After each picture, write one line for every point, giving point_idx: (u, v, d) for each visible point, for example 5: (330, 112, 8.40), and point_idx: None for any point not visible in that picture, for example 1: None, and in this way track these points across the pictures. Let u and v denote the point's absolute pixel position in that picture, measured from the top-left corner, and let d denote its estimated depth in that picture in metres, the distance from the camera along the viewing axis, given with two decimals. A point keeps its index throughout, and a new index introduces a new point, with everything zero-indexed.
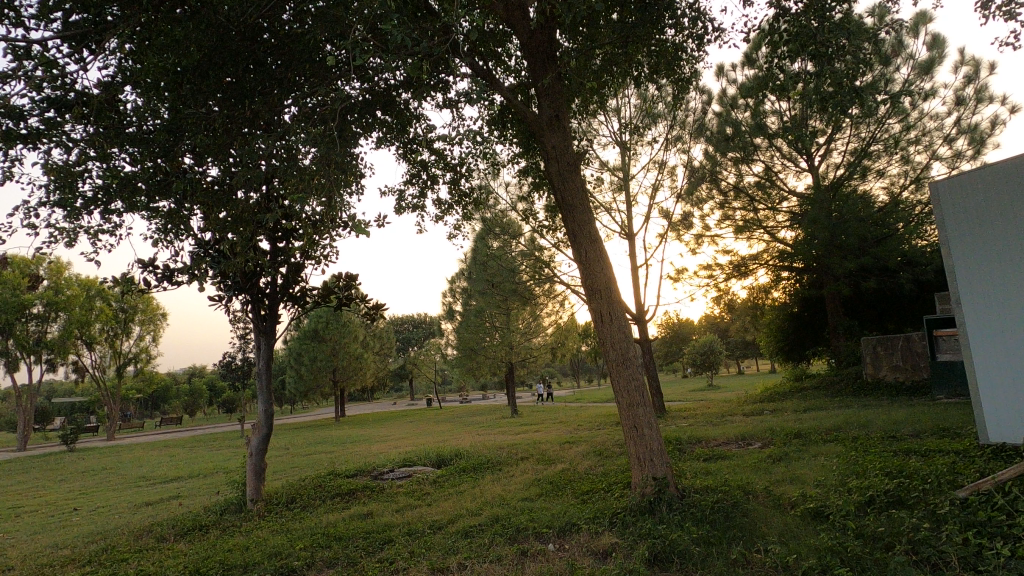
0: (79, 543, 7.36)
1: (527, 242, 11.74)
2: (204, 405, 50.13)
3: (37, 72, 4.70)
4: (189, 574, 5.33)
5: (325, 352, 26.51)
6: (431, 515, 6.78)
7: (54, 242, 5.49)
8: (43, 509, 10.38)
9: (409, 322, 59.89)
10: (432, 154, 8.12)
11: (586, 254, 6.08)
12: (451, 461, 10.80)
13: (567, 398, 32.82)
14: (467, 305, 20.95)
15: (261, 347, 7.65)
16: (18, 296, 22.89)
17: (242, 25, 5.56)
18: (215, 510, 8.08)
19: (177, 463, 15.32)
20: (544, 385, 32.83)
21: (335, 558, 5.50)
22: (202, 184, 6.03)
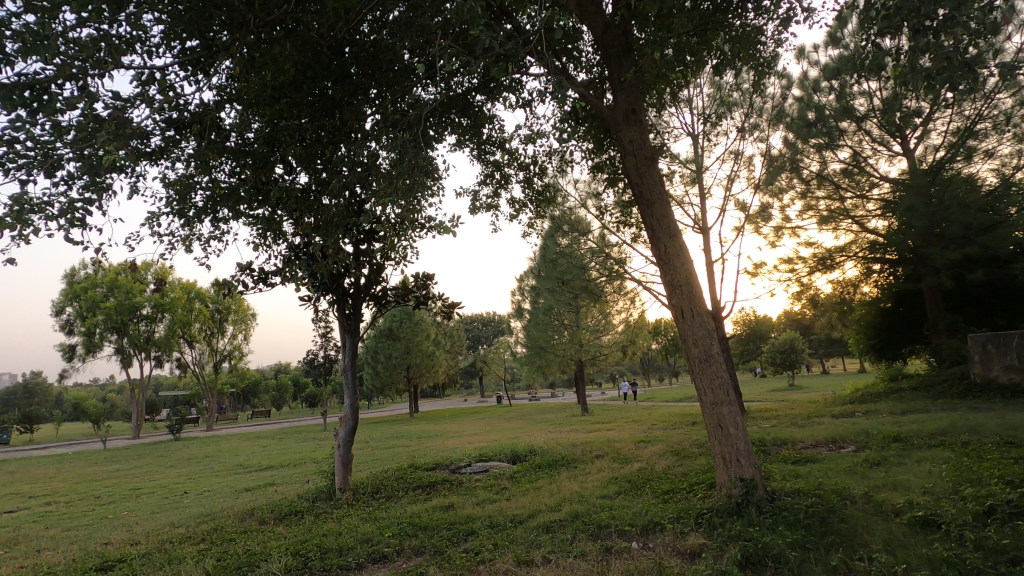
0: (193, 523, 8.08)
1: (597, 239, 11.65)
2: (289, 400, 53.32)
3: (158, 95, 5.18)
4: (291, 554, 5.75)
5: (399, 350, 27.51)
6: (510, 509, 6.90)
7: (171, 249, 6.06)
8: (159, 491, 11.48)
9: (478, 321, 60.79)
10: (505, 155, 8.26)
11: (665, 249, 5.99)
12: (526, 458, 10.92)
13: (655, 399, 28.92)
14: (537, 303, 21.07)
15: (346, 344, 8.07)
16: (131, 299, 25.47)
17: (332, 41, 5.85)
18: (308, 498, 8.63)
19: (269, 454, 16.43)
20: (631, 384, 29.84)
21: (423, 547, 5.74)
22: (294, 191, 6.46)
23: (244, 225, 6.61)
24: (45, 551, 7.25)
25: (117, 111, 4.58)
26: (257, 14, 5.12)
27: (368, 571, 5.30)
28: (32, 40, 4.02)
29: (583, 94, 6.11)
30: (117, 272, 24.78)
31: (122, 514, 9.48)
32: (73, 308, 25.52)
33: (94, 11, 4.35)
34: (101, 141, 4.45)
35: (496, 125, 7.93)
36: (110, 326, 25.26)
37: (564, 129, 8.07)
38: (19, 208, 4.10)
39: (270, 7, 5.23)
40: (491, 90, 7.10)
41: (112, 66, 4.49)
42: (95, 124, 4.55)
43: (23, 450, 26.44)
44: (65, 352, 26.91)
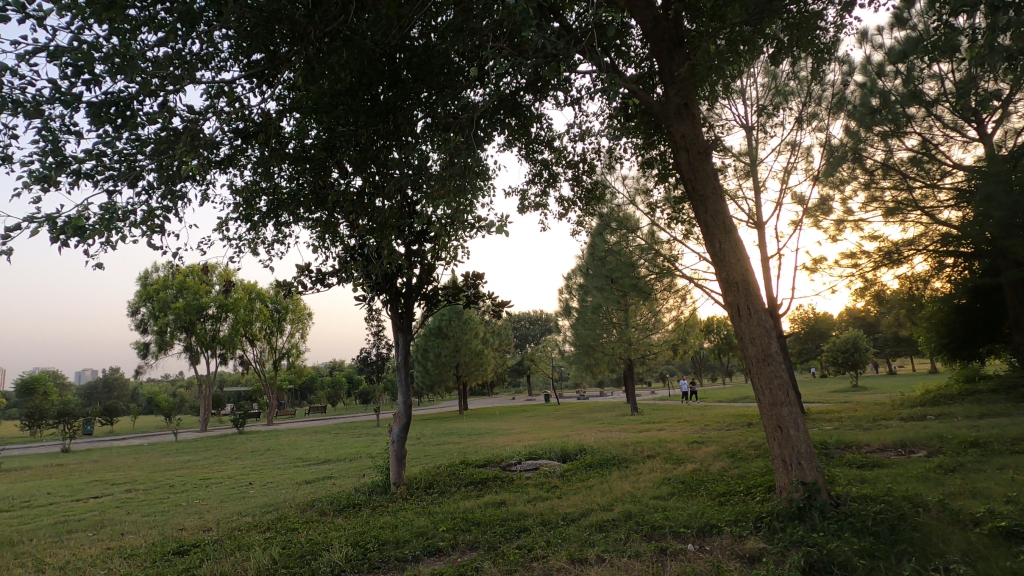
0: (258, 512, 8.50)
1: (646, 236, 11.46)
2: (344, 396, 55.09)
3: (226, 107, 5.47)
4: (351, 544, 5.97)
5: (448, 348, 27.96)
6: (562, 507, 6.91)
7: (238, 252, 6.42)
8: (226, 482, 12.11)
9: (526, 320, 60.93)
10: (553, 154, 8.26)
11: (720, 246, 5.84)
12: (575, 456, 10.89)
13: (710, 399, 28.07)
14: (585, 301, 20.96)
15: (399, 343, 8.27)
16: (198, 299, 27.00)
17: (385, 47, 5.98)
18: (365, 491, 8.91)
19: (326, 448, 17.05)
20: (687, 384, 28.95)
21: (476, 542, 5.84)
22: (350, 195, 6.68)
23: (303, 228, 6.90)
24: (127, 534, 7.80)
25: (192, 123, 4.88)
26: (317, 25, 5.27)
27: (424, 564, 5.43)
28: (118, 60, 4.34)
29: (633, 90, 6.02)
30: (185, 274, 26.27)
31: (193, 502, 10.08)
32: (146, 308, 27.25)
33: (171, 31, 4.64)
34: (179, 152, 4.77)
35: (544, 123, 7.93)
36: (180, 325, 26.83)
37: (613, 125, 7.98)
38: (108, 216, 4.44)
39: (328, 18, 5.36)
40: (539, 89, 7.09)
41: (187, 82, 4.78)
42: (173, 136, 4.86)
43: (105, 440, 28.50)
44: (140, 349, 28.78)
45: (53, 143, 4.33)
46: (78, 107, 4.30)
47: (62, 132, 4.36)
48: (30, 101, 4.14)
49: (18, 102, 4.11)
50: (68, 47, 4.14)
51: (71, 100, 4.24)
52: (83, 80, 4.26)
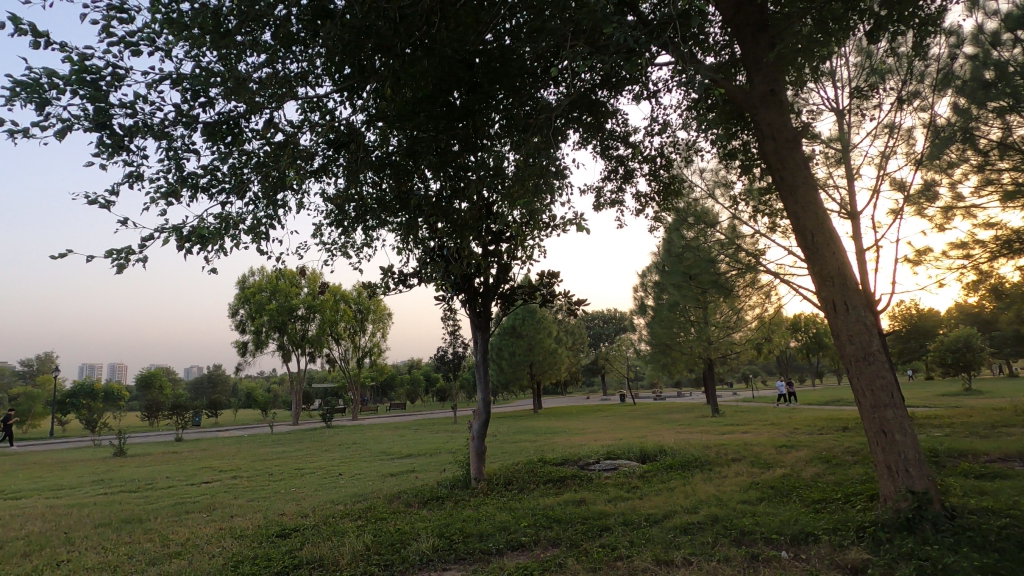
0: (349, 502, 8.99)
1: (727, 229, 10.98)
2: (422, 394, 56.96)
3: (319, 119, 5.85)
4: (437, 535, 6.20)
5: (522, 347, 28.18)
6: (644, 507, 6.82)
7: (330, 256, 6.84)
8: (319, 472, 12.92)
9: (600, 318, 60.26)
10: (628, 148, 8.13)
11: (812, 239, 5.52)
12: (655, 457, 10.66)
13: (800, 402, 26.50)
14: (661, 298, 20.46)
15: (477, 341, 8.46)
16: (289, 301, 28.94)
17: (464, 54, 6.12)
18: (447, 484, 9.20)
19: (408, 442, 17.74)
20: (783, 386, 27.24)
21: (559, 539, 5.87)
22: (430, 199, 6.92)
23: (387, 232, 7.23)
24: (236, 517, 8.52)
25: (292, 137, 5.27)
26: (402, 37, 5.54)
27: (508, 557, 5.55)
28: (230, 84, 4.77)
29: (715, 80, 5.80)
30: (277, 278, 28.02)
31: (291, 490, 10.82)
32: (245, 310, 29.55)
33: (275, 53, 5.04)
34: (282, 164, 5.18)
35: (619, 119, 7.81)
36: (273, 325, 28.73)
37: (691, 118, 7.74)
38: (223, 226, 4.90)
39: (412, 29, 5.61)
40: (614, 85, 7.00)
41: (288, 100, 5.18)
42: (276, 150, 5.28)
43: (211, 430, 31.17)
44: (239, 348, 31.19)
45: (176, 161, 4.82)
46: (196, 128, 4.76)
47: (182, 151, 4.85)
48: (158, 124, 4.64)
49: (148, 126, 4.62)
50: (189, 74, 4.61)
51: (190, 122, 4.71)
52: (200, 103, 4.72)
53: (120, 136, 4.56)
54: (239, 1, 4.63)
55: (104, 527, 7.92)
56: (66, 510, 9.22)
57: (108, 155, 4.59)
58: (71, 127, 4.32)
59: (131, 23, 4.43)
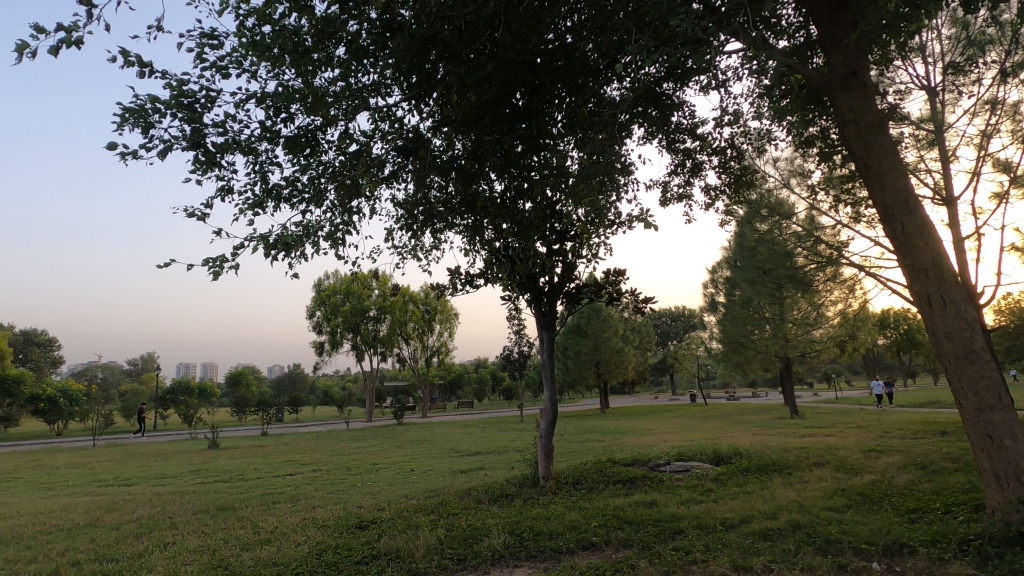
0: (422, 496, 9.28)
1: (805, 221, 10.40)
2: (489, 392, 57.80)
3: (388, 127, 6.06)
4: (508, 531, 6.29)
5: (588, 346, 27.95)
6: (719, 511, 6.60)
7: (400, 259, 7.10)
8: (392, 467, 13.41)
9: (667, 316, 58.76)
10: (695, 141, 7.87)
11: (902, 229, 5.14)
12: (730, 460, 10.27)
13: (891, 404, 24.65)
14: (732, 295, 19.69)
15: (543, 340, 8.50)
16: (361, 302, 30.25)
17: (524, 57, 6.13)
18: (516, 482, 9.28)
19: (477, 440, 18.01)
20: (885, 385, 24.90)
21: (630, 540, 5.80)
22: (494, 200, 7.00)
23: (454, 233, 7.40)
24: (318, 508, 9.01)
25: (365, 146, 5.51)
26: (467, 44, 5.67)
27: (580, 556, 5.54)
28: (309, 99, 5.06)
29: (790, 65, 5.50)
30: (350, 281, 29.46)
31: (367, 484, 11.31)
32: (321, 312, 31.14)
33: (347, 66, 5.28)
34: (355, 172, 5.44)
35: (686, 111, 7.57)
36: (347, 326, 30.20)
37: (763, 106, 7.39)
38: (305, 233, 5.21)
39: (476, 34, 5.71)
40: (679, 77, 6.78)
41: (361, 112, 5.43)
42: (350, 160, 5.54)
43: (292, 426, 33.05)
44: (317, 347, 32.89)
45: (261, 174, 5.17)
46: (278, 142, 5.09)
47: (267, 164, 5.19)
48: (245, 141, 4.99)
49: (237, 142, 4.98)
50: (271, 92, 4.93)
51: (274, 137, 5.04)
52: (282, 119, 5.04)
53: (213, 153, 4.95)
54: (315, 20, 4.89)
55: (202, 513, 8.61)
56: (170, 496, 10.09)
57: (203, 171, 4.99)
58: (171, 147, 4.73)
59: (221, 48, 4.80)
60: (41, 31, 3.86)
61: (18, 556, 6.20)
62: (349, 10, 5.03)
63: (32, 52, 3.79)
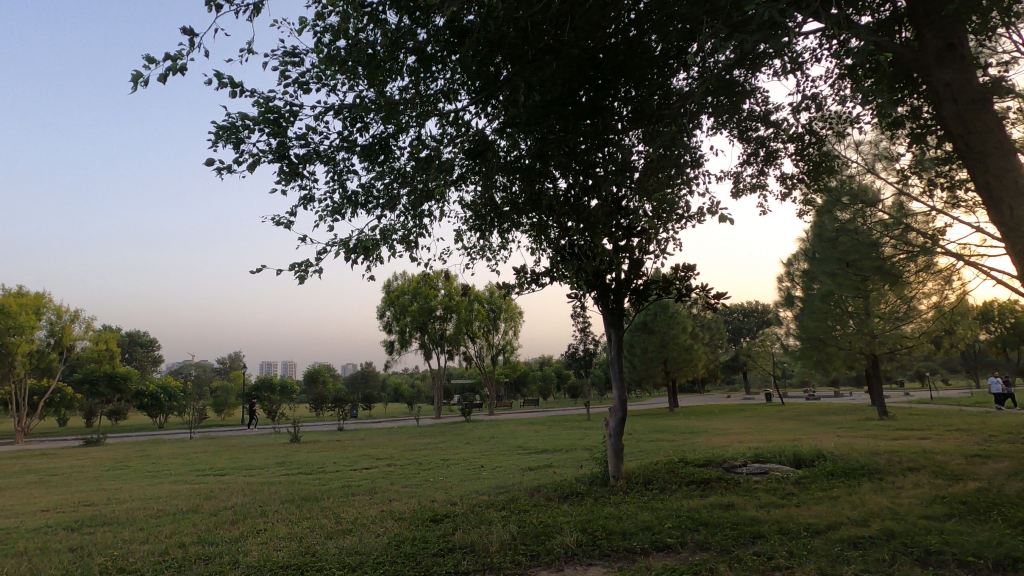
0: (493, 492, 9.44)
1: (894, 207, 9.66)
2: (554, 391, 57.82)
3: (454, 130, 6.18)
4: (580, 529, 6.28)
5: (655, 343, 27.32)
6: (803, 516, 6.29)
7: (468, 259, 7.26)
8: (462, 463, 13.71)
9: (740, 312, 56.47)
10: (770, 127, 7.50)
11: (1010, 214, 4.68)
12: (812, 463, 9.75)
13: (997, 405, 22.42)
14: (811, 289, 18.66)
15: (611, 338, 8.40)
16: (428, 303, 31.14)
17: (589, 53, 6.06)
18: (586, 481, 9.24)
19: (544, 438, 18.07)
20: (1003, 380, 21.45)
21: (708, 543, 5.64)
22: (559, 198, 6.98)
23: (520, 233, 7.47)
24: (394, 501, 9.38)
25: (434, 150, 5.66)
26: (532, 44, 5.69)
27: (655, 557, 5.46)
28: (382, 108, 5.27)
29: (877, 43, 5.10)
30: (418, 281, 30.42)
31: (439, 479, 11.64)
32: (391, 312, 32.29)
33: (417, 75, 5.44)
34: (425, 176, 5.60)
35: (759, 98, 7.23)
36: (416, 325, 31.16)
37: (844, 88, 6.92)
38: (381, 237, 5.45)
39: (541, 34, 5.71)
40: (751, 63, 6.46)
41: (431, 118, 5.59)
42: (421, 165, 5.72)
43: (366, 422, 34.45)
44: (388, 347, 34.10)
45: (340, 182, 5.44)
46: (355, 151, 5.34)
47: (345, 172, 5.45)
48: (325, 151, 5.27)
49: (318, 153, 5.27)
50: (348, 104, 5.18)
51: (350, 147, 5.29)
52: (357, 129, 5.28)
53: (295, 164, 5.26)
54: (387, 32, 5.07)
55: (289, 503, 9.18)
56: (260, 486, 10.81)
57: (287, 182, 5.31)
58: (259, 160, 5.07)
59: (301, 65, 5.09)
60: (152, 61, 4.26)
61: (133, 536, 6.85)
62: (420, 19, 5.18)
63: (145, 80, 4.19)
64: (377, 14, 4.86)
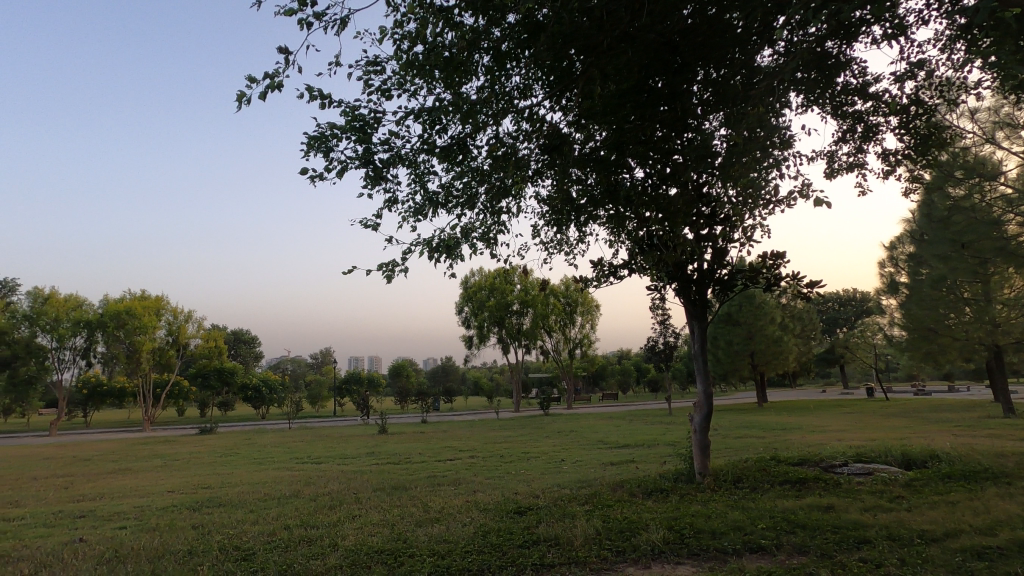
0: (575, 487, 9.42)
1: (1019, 179, 8.30)
2: (633, 384, 56.80)
3: (528, 125, 6.17)
4: (666, 527, 6.13)
5: (741, 335, 26.04)
6: (916, 522, 5.78)
7: (546, 253, 7.28)
8: (543, 456, 13.79)
9: (835, 300, 52.64)
10: (868, 100, 6.87)
11: None
12: (924, 464, 8.94)
13: None
14: (919, 274, 17.05)
15: (695, 331, 8.10)
16: (505, 297, 31.60)
17: (666, 39, 5.77)
18: (670, 477, 9.00)
19: (624, 433, 17.79)
20: None
21: (806, 547, 5.33)
22: (637, 188, 6.80)
23: (597, 225, 7.36)
24: (478, 492, 9.62)
25: (511, 147, 5.71)
26: (606, 33, 5.52)
27: (748, 559, 5.22)
28: (460, 109, 5.39)
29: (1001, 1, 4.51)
30: (495, 277, 31.00)
31: (521, 471, 11.78)
32: (469, 307, 33.01)
33: (492, 72, 5.48)
34: (501, 173, 5.66)
35: (856, 69, 6.63)
36: (493, 320, 31.74)
37: (958, 51, 6.18)
38: (461, 235, 5.58)
39: (615, 22, 5.51)
40: (846, 32, 5.92)
41: (507, 115, 5.64)
42: (499, 162, 5.78)
43: (447, 415, 35.47)
44: (467, 341, 34.89)
45: (421, 183, 5.62)
46: (434, 153, 5.49)
47: (425, 174, 5.63)
48: (407, 155, 5.45)
49: (400, 157, 5.47)
50: (427, 107, 5.32)
51: (431, 148, 5.44)
52: (436, 131, 5.43)
53: (379, 169, 5.49)
54: (462, 32, 5.15)
55: (380, 491, 9.66)
56: (352, 475, 11.44)
57: (373, 186, 5.56)
58: (347, 167, 5.32)
59: (383, 72, 5.28)
60: (252, 81, 4.57)
61: (245, 518, 7.49)
62: (495, 18, 5.20)
63: (247, 99, 4.51)
64: (454, 17, 4.95)
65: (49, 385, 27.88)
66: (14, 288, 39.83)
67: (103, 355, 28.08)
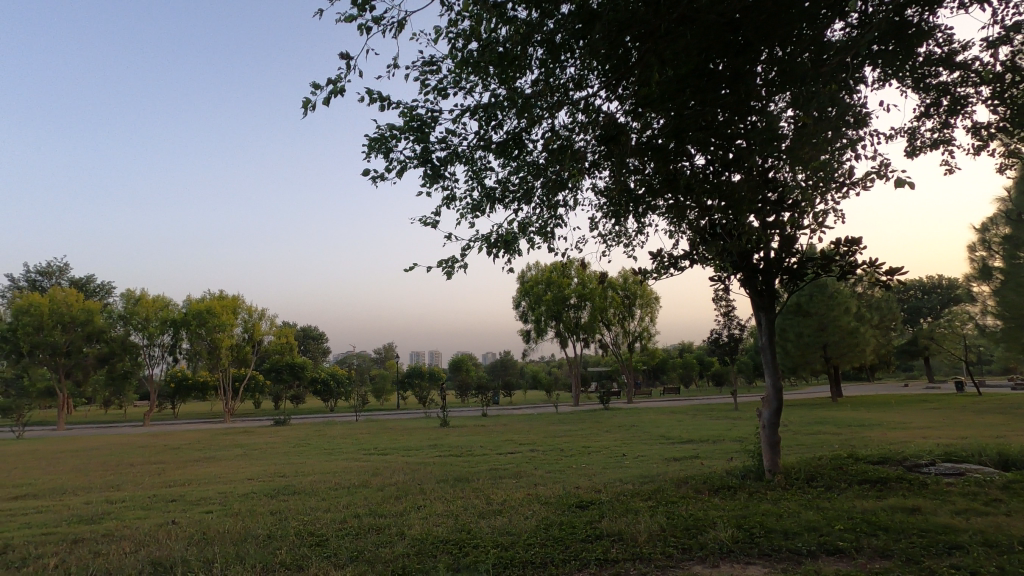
0: (638, 482, 9.27)
1: None
2: (696, 378, 55.20)
3: (584, 116, 6.08)
4: (734, 526, 5.94)
5: (811, 327, 24.72)
6: (1017, 528, 5.31)
7: (604, 245, 7.16)
8: (604, 451, 13.66)
9: (917, 288, 49.01)
10: (956, 70, 6.31)
11: None
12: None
13: None
14: (1016, 258, 15.55)
15: (762, 322, 7.77)
16: (562, 291, 31.56)
17: (727, 19, 5.51)
18: (738, 474, 8.68)
19: (687, 428, 17.34)
20: None
21: (890, 550, 5.01)
22: (698, 176, 6.57)
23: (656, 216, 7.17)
24: (539, 485, 9.65)
25: (567, 139, 5.65)
26: (663, 17, 5.33)
27: (824, 562, 4.97)
28: (516, 104, 5.40)
29: None
30: (552, 271, 31.05)
31: (581, 466, 11.71)
32: (526, 301, 33.15)
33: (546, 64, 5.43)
34: (557, 166, 5.63)
35: (942, 37, 6.10)
36: (550, 314, 31.72)
37: None
38: (519, 229, 5.59)
39: (673, 5, 5.30)
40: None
41: (563, 107, 5.59)
42: (555, 155, 5.75)
43: (506, 409, 35.81)
44: (524, 335, 35.02)
45: (478, 180, 5.67)
46: (491, 148, 5.52)
47: (482, 170, 5.67)
48: (464, 152, 5.51)
49: (457, 154, 5.53)
50: (482, 103, 5.34)
51: (487, 144, 5.48)
52: (493, 126, 5.46)
53: (438, 167, 5.58)
54: (516, 26, 5.13)
55: (443, 482, 9.88)
56: (416, 466, 11.76)
57: (432, 184, 5.65)
58: (407, 166, 5.44)
59: (439, 72, 5.35)
60: (317, 86, 4.74)
61: (318, 505, 7.86)
62: (549, 9, 5.16)
63: (313, 105, 4.69)
64: (507, 12, 4.96)
65: (142, 379, 30.30)
66: (109, 290, 43.45)
67: (187, 351, 30.15)
